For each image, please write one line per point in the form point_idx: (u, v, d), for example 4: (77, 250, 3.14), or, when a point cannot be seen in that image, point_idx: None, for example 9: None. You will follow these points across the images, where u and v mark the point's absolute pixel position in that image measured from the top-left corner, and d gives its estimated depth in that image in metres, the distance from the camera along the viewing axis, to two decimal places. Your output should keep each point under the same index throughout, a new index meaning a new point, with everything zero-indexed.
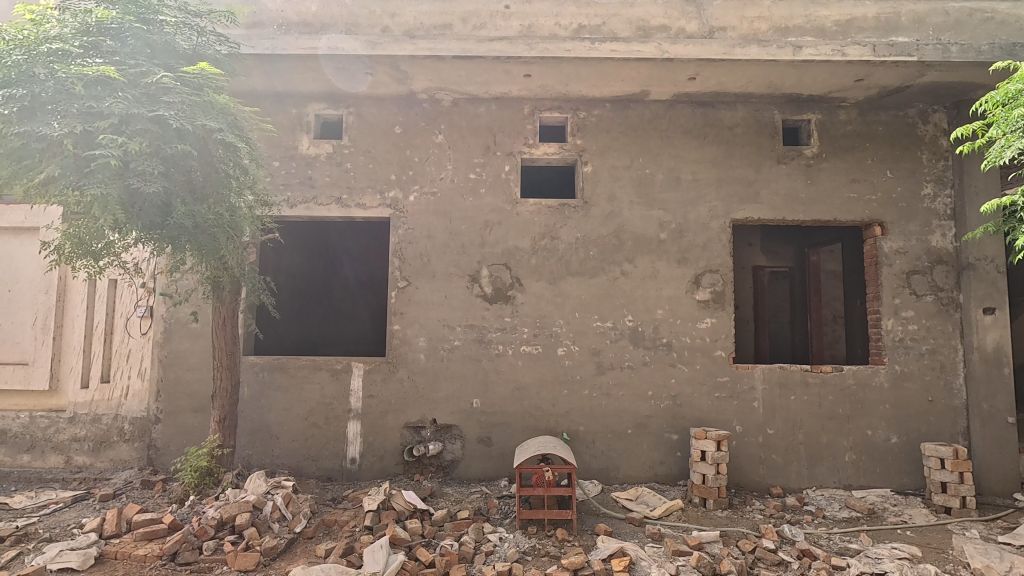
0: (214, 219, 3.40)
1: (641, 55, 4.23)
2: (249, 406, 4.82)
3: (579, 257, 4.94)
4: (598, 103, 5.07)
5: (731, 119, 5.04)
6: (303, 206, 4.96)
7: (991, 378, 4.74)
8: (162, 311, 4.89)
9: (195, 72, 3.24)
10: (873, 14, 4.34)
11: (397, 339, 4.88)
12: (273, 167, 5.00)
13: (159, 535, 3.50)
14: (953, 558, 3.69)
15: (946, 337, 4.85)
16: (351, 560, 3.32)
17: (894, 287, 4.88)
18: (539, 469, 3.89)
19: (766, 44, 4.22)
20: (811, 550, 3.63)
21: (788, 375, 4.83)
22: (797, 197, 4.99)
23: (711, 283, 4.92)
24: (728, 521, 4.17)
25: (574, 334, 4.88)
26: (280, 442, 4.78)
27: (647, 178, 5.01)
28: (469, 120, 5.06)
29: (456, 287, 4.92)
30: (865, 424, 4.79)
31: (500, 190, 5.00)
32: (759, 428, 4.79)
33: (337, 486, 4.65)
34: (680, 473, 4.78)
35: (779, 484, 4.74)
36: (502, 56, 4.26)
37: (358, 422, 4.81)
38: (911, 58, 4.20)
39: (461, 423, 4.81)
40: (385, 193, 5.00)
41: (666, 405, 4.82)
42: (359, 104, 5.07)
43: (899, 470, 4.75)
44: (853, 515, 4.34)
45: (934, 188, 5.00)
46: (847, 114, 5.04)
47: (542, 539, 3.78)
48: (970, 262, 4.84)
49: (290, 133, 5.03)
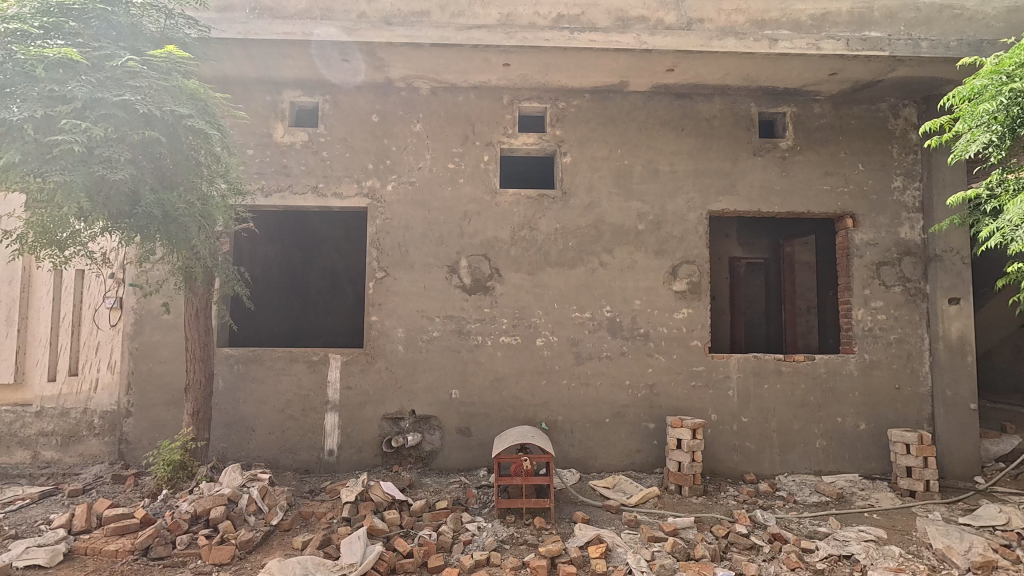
0: (185, 208, 3.32)
1: (620, 46, 4.23)
2: (224, 399, 4.74)
3: (558, 247, 4.96)
4: (578, 94, 5.06)
5: (708, 112, 5.09)
6: (278, 195, 4.87)
7: (955, 365, 4.91)
8: (132, 303, 4.77)
9: (162, 56, 3.13)
10: (847, 8, 4.39)
11: (375, 330, 4.83)
12: (247, 155, 4.89)
13: (131, 530, 3.44)
14: (916, 539, 3.80)
15: (913, 326, 4.99)
16: (328, 552, 3.32)
17: (865, 278, 5.00)
18: (517, 459, 3.92)
19: (742, 36, 4.26)
20: (781, 534, 3.72)
21: (762, 364, 4.92)
22: (772, 188, 5.06)
23: (688, 274, 4.98)
24: (702, 507, 4.26)
25: (553, 324, 4.90)
26: (256, 435, 4.72)
27: (625, 169, 5.03)
28: (448, 110, 5.01)
29: (434, 277, 4.89)
30: (836, 412, 4.92)
31: (479, 180, 4.98)
32: (733, 417, 4.88)
33: (314, 478, 4.62)
34: (656, 461, 4.85)
35: (752, 471, 4.85)
36: (480, 44, 4.22)
37: (336, 414, 4.77)
38: (883, 53, 4.29)
39: (440, 413, 4.81)
40: (362, 182, 4.93)
41: (643, 394, 4.88)
42: (336, 91, 4.99)
43: (868, 456, 4.89)
44: (823, 499, 4.47)
45: (904, 181, 5.11)
46: (822, 107, 5.12)
47: (520, 527, 3.80)
48: (936, 253, 4.97)
49: (264, 121, 4.93)
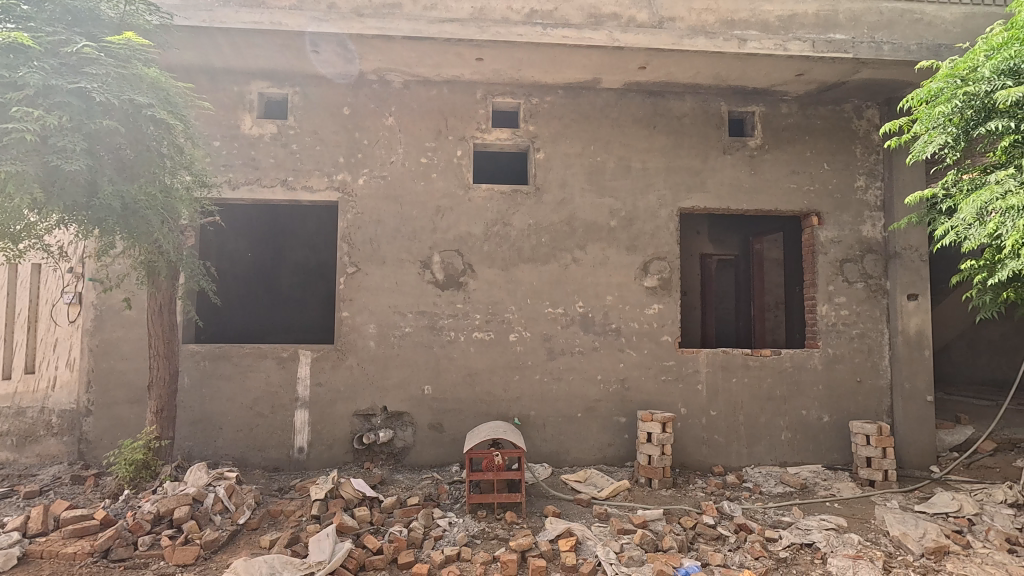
0: (145, 200, 3.22)
1: (592, 43, 4.25)
2: (189, 396, 4.63)
3: (531, 243, 4.97)
4: (552, 90, 5.07)
5: (679, 110, 5.15)
6: (245, 187, 4.76)
7: (912, 359, 5.08)
8: (91, 298, 4.62)
9: (121, 43, 3.03)
10: (812, 11, 4.49)
11: (346, 326, 4.77)
12: (214, 147, 4.77)
13: (90, 532, 3.34)
14: (875, 527, 3.94)
15: (874, 321, 5.15)
16: (296, 550, 3.28)
17: (829, 275, 5.14)
18: (489, 454, 3.93)
19: (712, 36, 4.32)
20: (747, 524, 3.81)
21: (730, 358, 5.02)
22: (741, 186, 5.16)
23: (659, 270, 5.04)
24: (670, 500, 4.33)
25: (526, 320, 4.91)
26: (223, 433, 4.63)
27: (598, 165, 5.07)
28: (421, 103, 4.97)
29: (407, 273, 4.86)
30: (801, 405, 5.05)
31: (452, 175, 4.96)
32: (702, 410, 4.97)
33: (284, 476, 4.55)
34: (627, 455, 4.92)
35: (720, 463, 4.95)
36: (453, 38, 4.19)
37: (306, 411, 4.71)
38: (847, 55, 4.40)
39: (412, 410, 4.78)
40: (333, 175, 4.86)
41: (614, 388, 4.93)
42: (306, 82, 4.90)
43: (830, 447, 5.04)
44: (787, 490, 4.59)
45: (866, 181, 5.26)
46: (789, 107, 5.23)
47: (491, 522, 3.82)
48: (897, 251, 5.14)
49: (231, 112, 4.81)
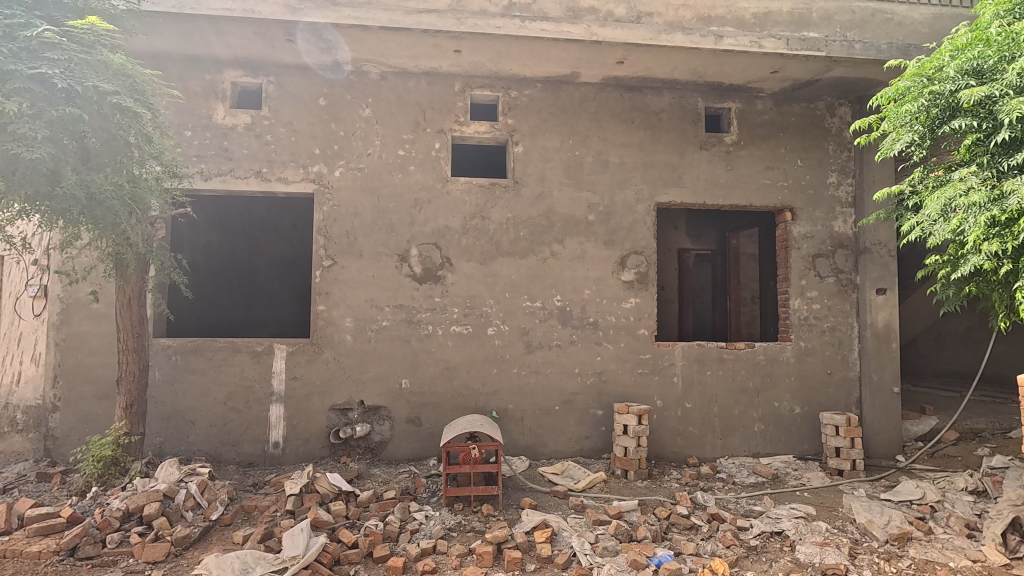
0: (112, 190, 3.14)
1: (571, 37, 4.25)
2: (160, 391, 4.54)
3: (509, 237, 4.96)
4: (530, 83, 5.06)
5: (657, 105, 5.19)
6: (218, 178, 4.67)
7: (880, 351, 5.21)
8: (58, 291, 4.50)
9: (83, 27, 2.93)
10: (787, 9, 4.54)
11: (322, 320, 4.72)
12: (184, 137, 4.66)
13: (56, 530, 3.25)
14: (842, 515, 4.04)
15: (845, 315, 5.27)
16: (269, 545, 3.24)
17: (802, 269, 5.24)
18: (466, 447, 3.93)
19: (689, 32, 4.35)
20: (719, 514, 3.88)
21: (705, 352, 5.10)
22: (717, 182, 5.22)
23: (636, 264, 5.09)
24: (646, 491, 4.39)
25: (504, 313, 4.92)
26: (195, 428, 4.56)
27: (576, 159, 5.08)
28: (398, 95, 4.92)
29: (384, 266, 4.82)
30: (773, 397, 5.15)
31: (429, 167, 4.92)
32: (677, 403, 5.04)
33: (258, 471, 4.50)
34: (604, 447, 4.97)
35: (695, 454, 5.03)
36: (430, 29, 4.15)
37: (281, 405, 4.66)
38: (820, 53, 4.47)
39: (390, 404, 4.76)
40: (309, 167, 4.79)
41: (591, 381, 4.97)
42: (280, 72, 4.81)
43: (802, 438, 5.16)
44: (759, 480, 4.69)
45: (838, 177, 5.37)
46: (764, 104, 5.30)
47: (467, 515, 3.83)
48: (866, 246, 5.26)
49: (203, 102, 4.71)
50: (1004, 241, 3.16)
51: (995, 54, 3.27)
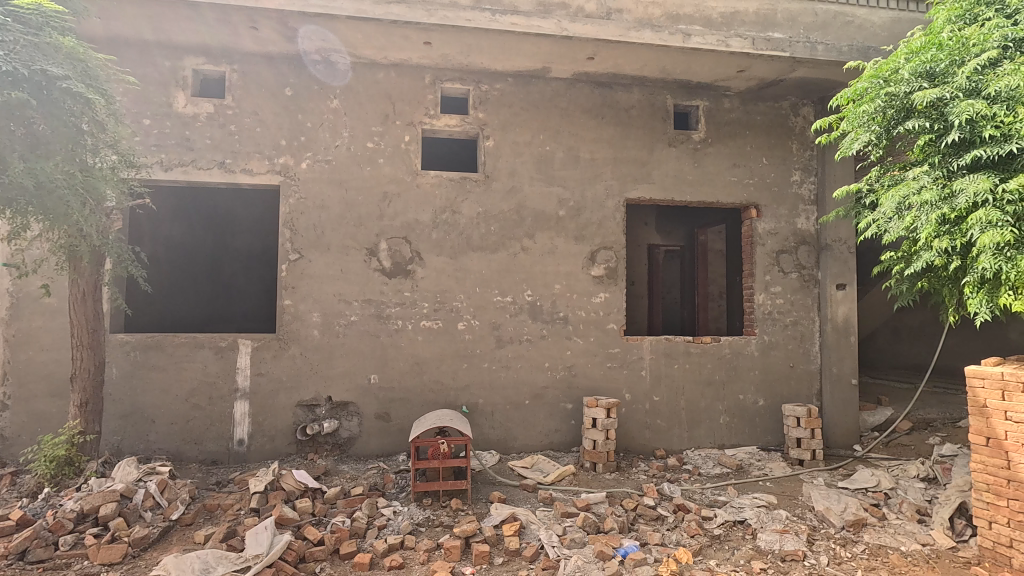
0: (64, 178, 3.00)
1: (541, 31, 4.24)
2: (118, 388, 4.40)
3: (480, 231, 4.95)
4: (501, 77, 5.04)
5: (627, 102, 5.23)
6: (179, 169, 4.52)
7: (840, 345, 5.39)
8: (6, 285, 4.30)
9: (30, 7, 2.82)
10: (753, 9, 4.63)
11: (288, 314, 4.63)
12: (143, 126, 4.51)
13: (4, 533, 3.12)
14: (802, 503, 4.17)
15: (807, 309, 5.42)
16: (232, 544, 3.18)
17: (766, 265, 5.36)
18: (434, 442, 3.91)
19: (658, 29, 4.39)
20: (684, 504, 3.97)
21: (672, 345, 5.18)
22: (685, 178, 5.30)
23: (606, 259, 5.13)
24: (614, 483, 4.45)
25: (474, 308, 4.91)
26: (156, 427, 4.43)
27: (547, 154, 5.09)
28: (367, 86, 4.84)
29: (352, 260, 4.75)
30: (738, 389, 5.27)
31: (399, 160, 4.87)
32: (645, 396, 5.12)
33: (222, 469, 4.40)
34: (573, 440, 5.01)
35: (662, 447, 5.12)
36: (399, 21, 4.09)
37: (246, 402, 4.56)
38: (784, 54, 4.56)
39: (358, 399, 4.71)
40: (274, 158, 4.69)
41: (561, 375, 5.00)
42: (244, 61, 4.68)
43: (765, 429, 5.30)
44: (724, 471, 4.80)
45: (801, 175, 5.51)
46: (731, 102, 5.40)
47: (436, 510, 3.82)
48: (827, 243, 5.42)
49: (162, 89, 4.55)
50: (954, 239, 3.27)
51: (946, 58, 3.39)
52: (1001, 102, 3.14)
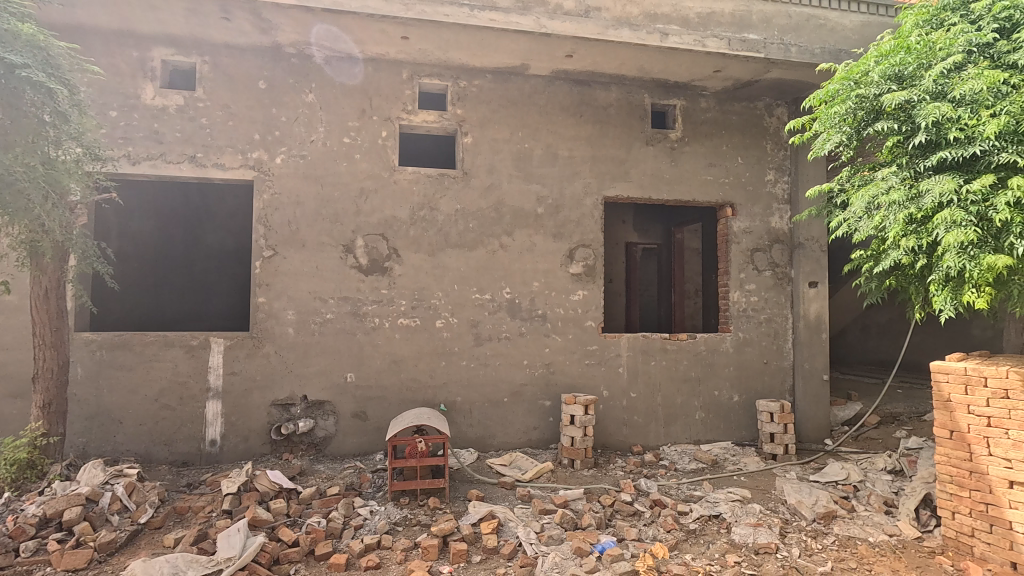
0: (22, 171, 2.89)
1: (519, 28, 4.23)
2: (83, 389, 4.26)
3: (458, 229, 4.92)
4: (479, 74, 5.02)
5: (605, 100, 5.25)
6: (148, 162, 4.40)
7: (812, 341, 5.50)
8: None
9: None
10: (729, 10, 4.69)
11: (262, 312, 4.54)
12: (109, 118, 4.37)
13: None
14: (775, 496, 4.25)
15: (780, 307, 5.52)
16: (203, 547, 3.11)
17: (740, 263, 5.45)
18: (412, 441, 3.88)
19: (636, 28, 4.41)
20: (660, 499, 4.02)
21: (649, 343, 5.23)
22: (662, 176, 5.34)
23: (584, 257, 5.15)
24: (592, 479, 4.48)
25: (453, 306, 4.88)
26: (124, 428, 4.31)
27: (525, 152, 5.08)
28: (343, 81, 4.77)
29: (328, 257, 4.68)
30: (714, 385, 5.35)
31: (376, 156, 4.81)
32: (623, 392, 5.16)
33: (193, 470, 4.30)
34: (551, 437, 5.03)
35: (639, 443, 5.17)
36: (376, 14, 4.03)
37: (218, 401, 4.46)
38: (759, 55, 4.63)
39: (334, 398, 4.65)
40: (247, 153, 4.59)
41: (540, 372, 5.01)
42: (215, 52, 4.56)
43: (739, 425, 5.39)
44: (699, 466, 4.87)
45: (775, 175, 5.60)
46: (707, 102, 5.46)
47: (413, 509, 3.79)
48: (800, 241, 5.53)
49: (130, 80, 4.41)
50: (920, 238, 3.35)
51: (914, 61, 3.48)
52: (966, 105, 3.22)
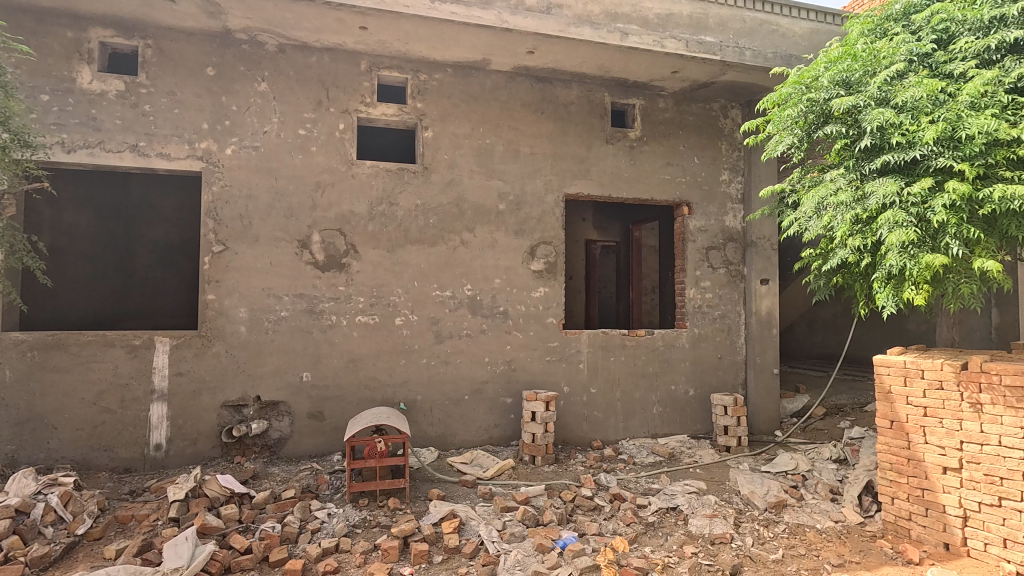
0: None
1: (480, 22, 4.18)
2: (12, 393, 3.97)
3: (418, 225, 4.84)
4: (440, 67, 4.94)
5: (566, 97, 5.27)
6: (84, 150, 4.13)
7: (763, 336, 5.70)
8: None
9: None
10: (686, 12, 4.78)
11: (211, 310, 4.34)
12: (41, 102, 4.08)
13: None
14: (729, 487, 4.39)
15: (733, 303, 5.69)
16: (147, 558, 2.94)
17: (696, 261, 5.58)
18: (371, 441, 3.79)
19: (597, 27, 4.44)
20: (619, 494, 4.08)
21: (609, 339, 5.30)
22: (621, 175, 5.41)
23: (545, 254, 5.16)
24: (553, 474, 4.50)
25: (413, 303, 4.80)
26: (58, 434, 4.04)
27: (486, 148, 5.05)
28: (298, 70, 4.61)
29: (283, 252, 4.52)
30: (671, 380, 5.46)
31: (333, 149, 4.67)
32: (583, 388, 5.20)
33: (137, 477, 4.08)
34: (512, 434, 5.03)
35: (599, 438, 5.23)
36: (332, 3, 3.90)
37: (164, 404, 4.25)
38: (715, 57, 4.75)
39: (289, 399, 4.50)
40: (195, 142, 4.37)
41: (501, 369, 5.00)
42: (159, 35, 4.32)
43: (695, 418, 5.53)
44: (657, 459, 4.97)
45: (730, 175, 5.76)
46: (665, 102, 5.56)
47: (372, 510, 3.71)
48: (753, 240, 5.71)
49: (64, 62, 4.13)
50: (865, 238, 3.51)
51: (860, 68, 3.64)
52: (907, 111, 3.38)
